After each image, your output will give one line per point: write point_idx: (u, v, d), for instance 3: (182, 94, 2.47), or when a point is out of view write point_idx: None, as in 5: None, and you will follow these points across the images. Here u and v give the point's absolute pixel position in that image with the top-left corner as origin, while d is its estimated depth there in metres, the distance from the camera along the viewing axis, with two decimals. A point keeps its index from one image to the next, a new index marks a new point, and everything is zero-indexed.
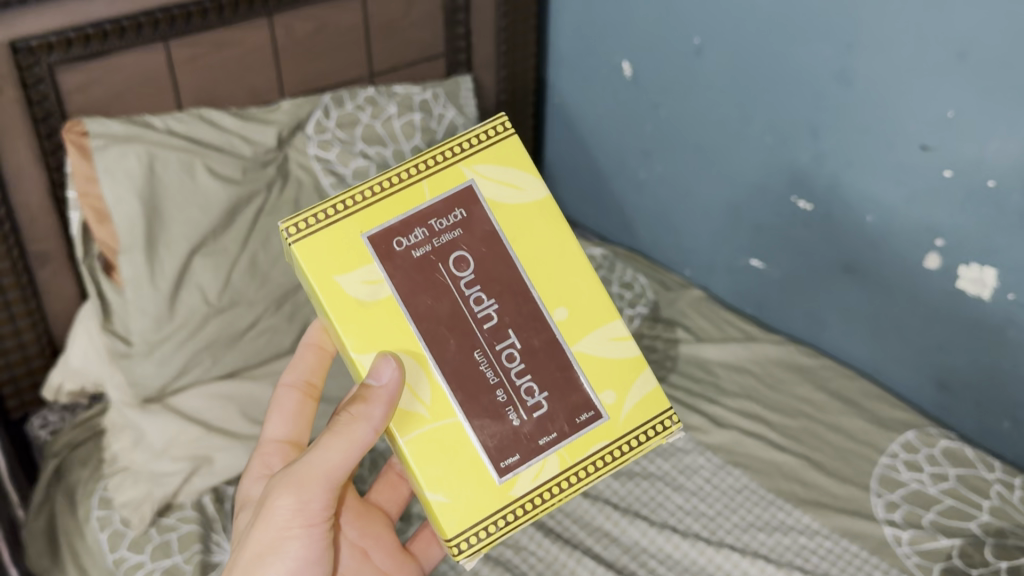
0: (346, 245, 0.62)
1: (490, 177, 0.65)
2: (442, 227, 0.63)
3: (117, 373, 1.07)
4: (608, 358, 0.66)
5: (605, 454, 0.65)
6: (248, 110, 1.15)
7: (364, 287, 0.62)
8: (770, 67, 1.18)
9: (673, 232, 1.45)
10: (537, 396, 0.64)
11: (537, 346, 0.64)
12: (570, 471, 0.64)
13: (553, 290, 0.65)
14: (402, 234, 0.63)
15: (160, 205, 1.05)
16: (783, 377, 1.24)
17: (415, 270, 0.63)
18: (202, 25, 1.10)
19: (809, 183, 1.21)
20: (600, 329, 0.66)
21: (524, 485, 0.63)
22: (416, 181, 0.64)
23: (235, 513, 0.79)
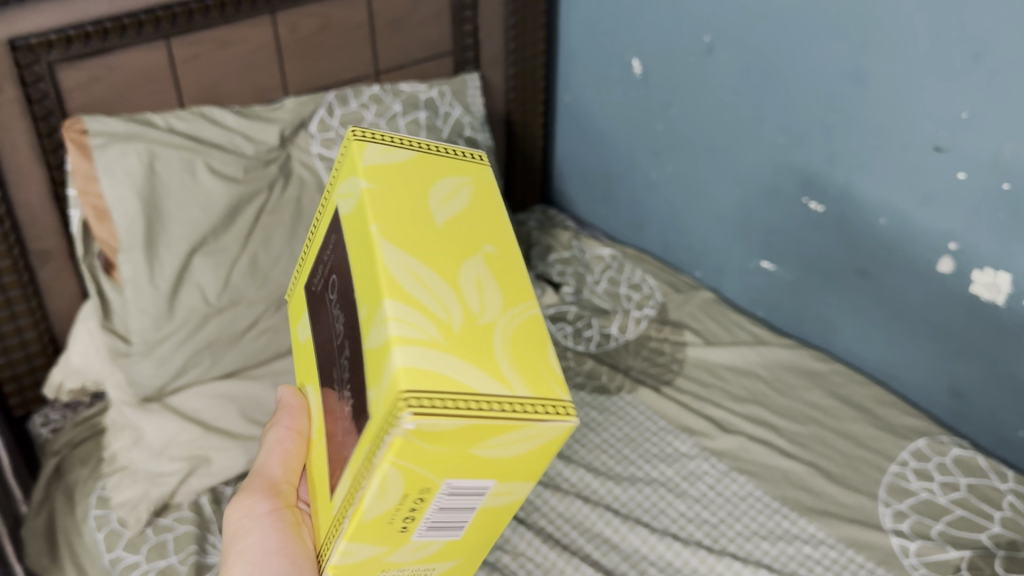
0: (297, 300, 0.68)
1: (343, 195, 0.59)
2: (329, 261, 0.61)
3: (116, 371, 1.08)
4: (377, 346, 0.50)
5: (370, 457, 0.49)
6: (251, 109, 1.15)
7: (301, 330, 0.67)
8: (782, 66, 1.16)
9: (683, 233, 1.42)
10: (353, 402, 0.54)
11: (354, 349, 0.54)
12: (360, 478, 0.51)
13: (360, 283, 0.54)
14: (313, 276, 0.64)
15: (160, 204, 1.04)
16: (792, 382, 1.21)
17: (316, 305, 0.63)
18: (205, 22, 1.09)
19: (820, 184, 1.19)
20: (376, 311, 0.51)
21: (344, 499, 0.53)
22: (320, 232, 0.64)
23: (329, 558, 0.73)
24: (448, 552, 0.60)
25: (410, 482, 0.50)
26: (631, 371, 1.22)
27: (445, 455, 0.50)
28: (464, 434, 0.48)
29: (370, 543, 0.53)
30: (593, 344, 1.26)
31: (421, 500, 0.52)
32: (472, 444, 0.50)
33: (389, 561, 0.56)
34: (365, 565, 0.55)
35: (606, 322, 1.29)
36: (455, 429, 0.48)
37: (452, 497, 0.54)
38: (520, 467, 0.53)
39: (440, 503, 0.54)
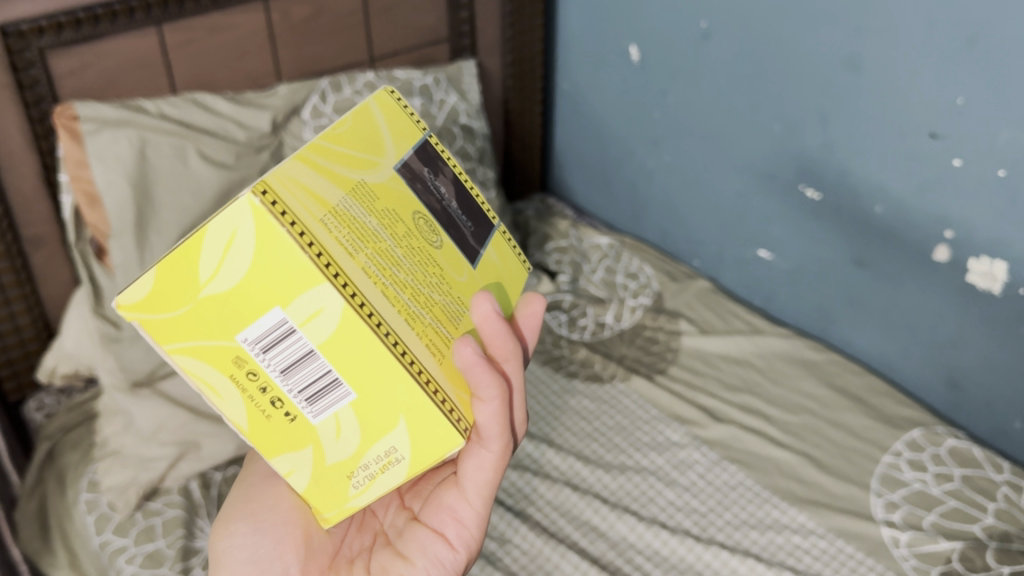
0: None
1: None
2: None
3: (107, 357, 1.07)
4: None
5: None
6: (244, 95, 1.15)
7: None
8: (779, 52, 1.15)
9: (680, 222, 1.41)
10: None
11: None
12: None
13: None
14: None
15: (152, 189, 1.05)
16: (787, 371, 1.20)
17: None
18: (197, 9, 1.10)
19: (817, 172, 1.18)
20: None
21: None
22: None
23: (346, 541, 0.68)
24: (384, 422, 0.53)
25: (218, 358, 0.51)
26: (625, 359, 1.22)
27: (200, 314, 0.50)
28: (175, 283, 0.49)
29: (294, 450, 0.55)
30: (587, 333, 1.26)
31: (258, 376, 0.52)
32: (196, 289, 0.49)
33: (345, 470, 0.56)
34: (322, 477, 0.56)
35: (601, 311, 1.28)
36: (156, 284, 0.49)
37: (276, 356, 0.51)
38: (298, 272, 0.48)
39: (272, 365, 0.51)
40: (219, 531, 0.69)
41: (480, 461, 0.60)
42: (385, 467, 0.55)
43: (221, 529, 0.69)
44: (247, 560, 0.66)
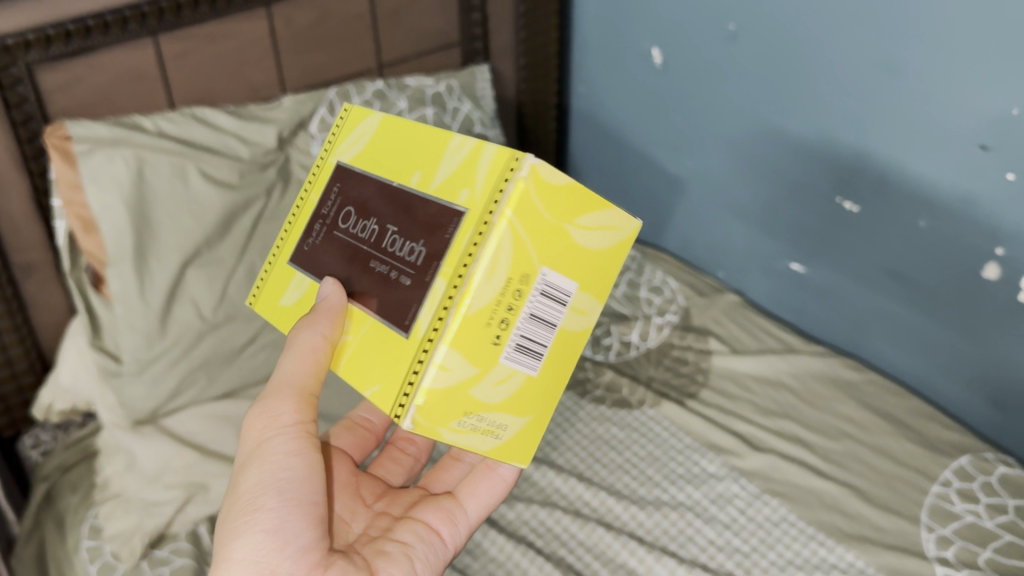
0: (279, 280, 0.73)
1: (345, 146, 0.71)
2: (327, 203, 0.71)
3: (108, 392, 1.01)
4: (452, 169, 0.62)
5: (473, 238, 0.59)
6: (246, 109, 1.08)
7: (291, 293, 0.71)
8: (812, 56, 1.07)
9: (705, 231, 1.33)
10: (416, 248, 0.62)
11: (405, 211, 0.63)
12: (450, 279, 0.59)
13: (404, 165, 0.65)
14: (306, 236, 0.71)
15: (151, 211, 0.98)
16: (823, 393, 1.13)
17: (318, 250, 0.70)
18: (195, 18, 1.02)
19: (855, 182, 1.11)
20: (446, 150, 0.63)
21: (424, 322, 0.60)
22: (308, 196, 0.73)
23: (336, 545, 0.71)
24: (519, 406, 0.65)
25: (512, 262, 0.60)
26: (653, 383, 1.15)
27: (547, 228, 0.61)
28: (566, 201, 0.61)
29: (462, 361, 0.60)
30: (612, 353, 1.19)
31: (518, 299, 0.61)
32: (569, 219, 0.62)
33: (466, 406, 0.62)
34: (452, 397, 0.61)
35: (626, 329, 1.22)
36: (561, 187, 0.61)
37: (541, 304, 0.62)
38: (599, 286, 0.66)
39: (533, 308, 0.62)
40: (236, 497, 0.65)
41: (491, 485, 0.79)
42: (484, 433, 0.64)
43: (235, 493, 0.65)
44: (268, 530, 0.63)
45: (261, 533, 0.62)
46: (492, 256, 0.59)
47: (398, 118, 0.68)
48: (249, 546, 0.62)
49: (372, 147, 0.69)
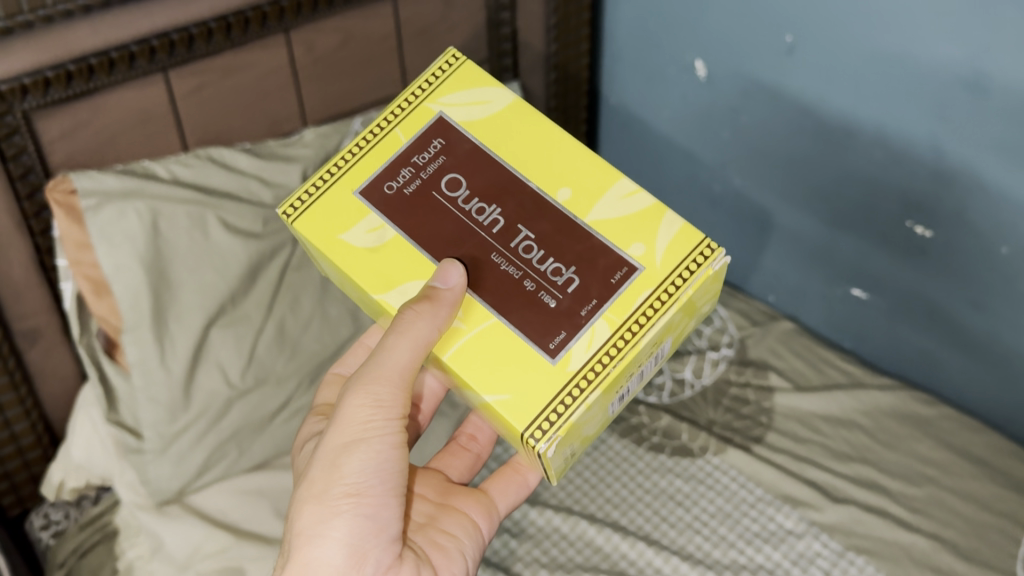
0: (342, 206, 0.70)
1: (455, 105, 0.72)
2: (426, 159, 0.70)
3: (127, 469, 0.92)
4: (623, 215, 0.68)
5: (653, 301, 0.65)
6: (263, 146, 0.98)
7: (368, 235, 0.68)
8: (882, 72, 0.98)
9: (754, 254, 1.26)
10: (566, 273, 0.66)
11: (548, 229, 0.67)
12: (622, 330, 0.65)
13: (551, 177, 0.69)
14: (390, 179, 0.70)
15: (168, 270, 0.88)
16: (898, 432, 1.05)
17: (409, 204, 0.69)
18: (208, 49, 0.91)
19: (927, 206, 1.02)
20: (610, 191, 0.69)
21: (580, 358, 0.64)
22: (390, 134, 0.71)
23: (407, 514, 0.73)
24: (590, 438, 0.70)
25: (666, 333, 0.67)
26: (714, 426, 1.07)
27: (688, 313, 0.69)
28: (707, 296, 0.70)
29: (598, 404, 0.64)
30: (666, 394, 1.11)
31: (646, 357, 0.68)
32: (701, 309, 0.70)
33: (577, 436, 0.65)
34: (575, 430, 0.64)
35: (678, 366, 1.13)
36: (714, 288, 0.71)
37: (651, 363, 0.69)
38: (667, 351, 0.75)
39: (647, 367, 0.69)
40: (335, 479, 0.66)
41: (517, 482, 0.81)
42: (567, 459, 0.67)
43: (333, 474, 0.66)
44: (367, 519, 0.66)
45: (361, 523, 0.65)
46: (664, 325, 0.65)
47: (537, 115, 0.72)
48: (345, 534, 0.65)
49: (494, 130, 0.71)
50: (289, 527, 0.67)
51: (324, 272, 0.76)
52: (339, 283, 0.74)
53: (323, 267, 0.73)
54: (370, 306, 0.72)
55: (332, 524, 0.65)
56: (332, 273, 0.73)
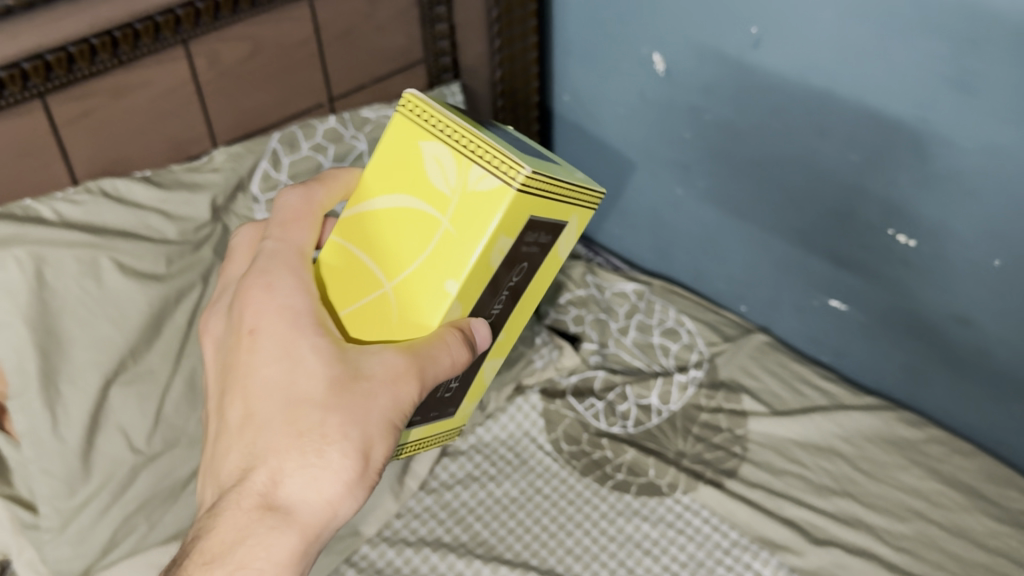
0: (522, 218, 0.52)
1: (578, 230, 0.60)
2: (541, 241, 0.56)
3: (25, 548, 0.81)
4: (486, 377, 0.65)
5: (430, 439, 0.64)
6: (166, 173, 0.87)
7: (497, 255, 0.53)
8: (860, 66, 0.88)
9: (722, 264, 1.16)
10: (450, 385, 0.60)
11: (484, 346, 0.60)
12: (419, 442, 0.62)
13: (520, 314, 0.62)
14: (535, 232, 0.54)
15: (57, 324, 0.77)
16: (882, 460, 0.97)
17: (508, 263, 0.55)
18: (92, 71, 0.79)
19: (910, 214, 0.93)
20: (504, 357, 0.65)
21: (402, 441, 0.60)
22: (565, 204, 0.55)
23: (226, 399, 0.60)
24: None
25: None
26: (683, 459, 0.98)
27: None
28: None
29: None
30: (630, 424, 1.02)
31: None
32: None
33: None
34: None
35: (643, 391, 1.04)
36: None
37: None
38: None
39: None
40: (383, 452, 0.53)
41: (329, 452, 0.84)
42: None
43: (380, 444, 0.53)
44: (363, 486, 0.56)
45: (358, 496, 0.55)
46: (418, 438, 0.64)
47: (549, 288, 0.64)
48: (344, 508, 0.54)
49: (545, 274, 0.60)
50: (319, 464, 0.52)
51: (428, 128, 0.54)
52: (413, 165, 0.54)
53: (445, 157, 0.52)
54: (401, 227, 0.54)
55: (346, 500, 0.53)
56: (437, 185, 0.53)
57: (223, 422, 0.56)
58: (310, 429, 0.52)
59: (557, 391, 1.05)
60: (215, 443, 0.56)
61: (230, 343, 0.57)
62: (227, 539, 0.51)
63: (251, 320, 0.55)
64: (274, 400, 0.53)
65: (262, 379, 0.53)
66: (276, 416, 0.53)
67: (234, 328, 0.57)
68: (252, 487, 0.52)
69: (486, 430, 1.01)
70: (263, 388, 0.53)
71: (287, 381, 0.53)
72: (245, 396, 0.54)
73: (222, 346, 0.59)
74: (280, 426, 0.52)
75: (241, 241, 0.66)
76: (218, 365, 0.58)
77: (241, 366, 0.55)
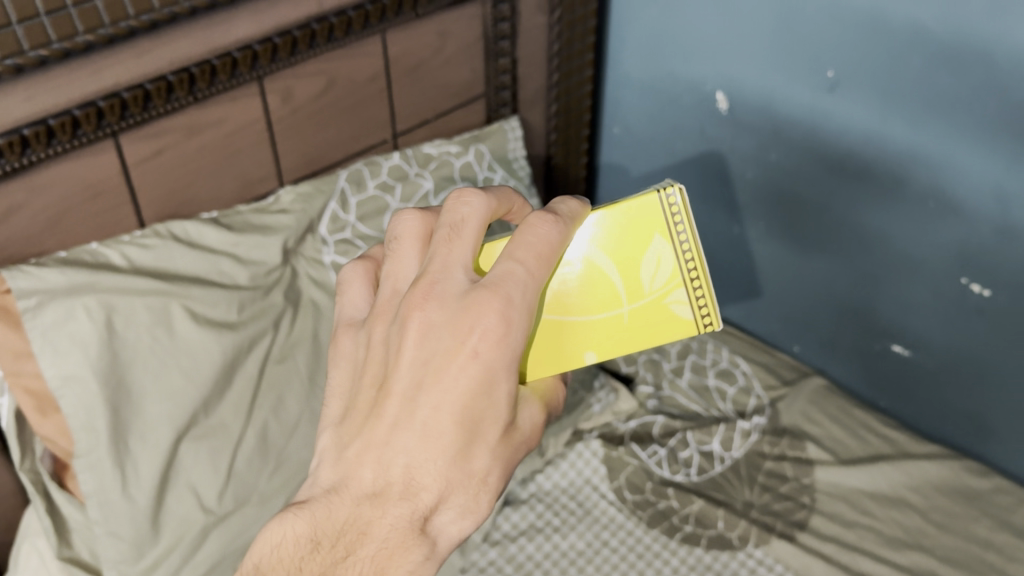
0: None
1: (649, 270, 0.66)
2: None
3: None
4: None
5: None
6: (236, 214, 0.83)
7: None
8: (943, 117, 0.87)
9: (777, 304, 1.15)
10: None
11: None
12: None
13: None
14: None
15: (129, 378, 0.73)
16: (952, 511, 0.95)
17: None
18: (167, 108, 0.75)
19: (987, 264, 0.91)
20: None
21: None
22: None
23: (371, 350, 0.51)
24: None
25: None
26: (752, 510, 0.95)
27: None
28: None
29: None
30: (694, 471, 0.99)
31: None
32: None
33: None
34: None
35: (705, 437, 1.02)
36: None
37: None
38: None
39: None
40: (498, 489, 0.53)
41: None
42: None
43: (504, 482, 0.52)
44: None
45: None
46: None
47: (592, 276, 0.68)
48: None
49: None
50: (473, 506, 0.50)
51: (671, 227, 0.56)
52: (632, 242, 0.57)
53: (665, 262, 0.57)
54: (585, 280, 0.56)
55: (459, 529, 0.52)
56: (639, 277, 0.57)
57: (399, 416, 0.48)
58: (481, 473, 0.49)
59: (616, 436, 1.02)
60: (390, 435, 0.48)
61: (441, 342, 0.48)
62: (378, 557, 0.48)
63: (474, 337, 0.47)
64: (464, 432, 0.48)
65: (464, 409, 0.48)
66: (456, 447, 0.48)
67: (451, 324, 0.48)
68: (418, 510, 0.48)
69: (546, 477, 0.97)
70: (461, 418, 0.48)
71: (478, 417, 0.48)
72: (440, 409, 0.48)
73: (431, 336, 0.48)
74: (457, 460, 0.48)
75: (473, 213, 0.51)
76: (414, 354, 0.48)
77: (446, 376, 0.48)
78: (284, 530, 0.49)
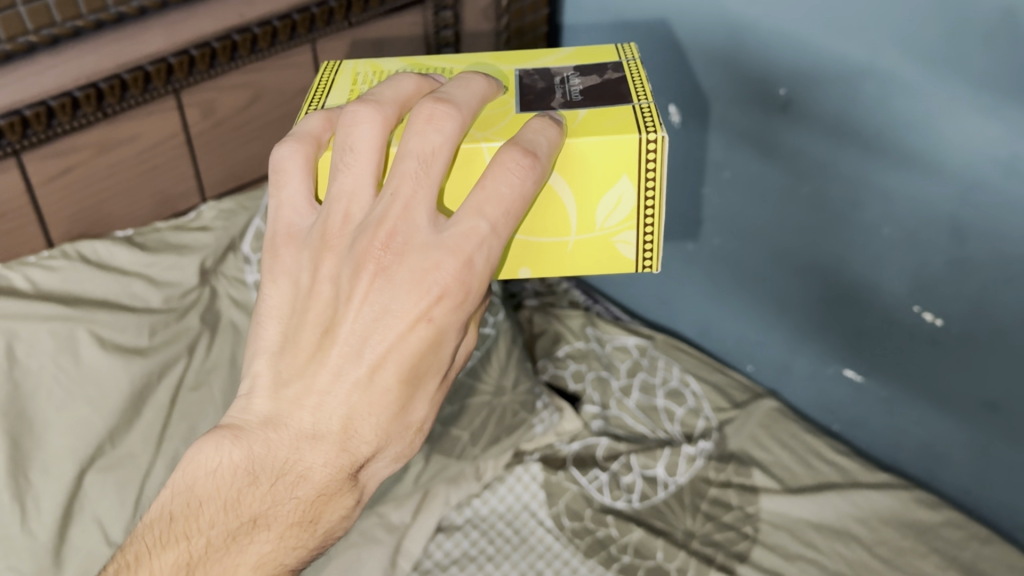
0: None
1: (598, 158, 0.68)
2: None
3: None
4: None
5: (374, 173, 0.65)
6: (154, 234, 0.80)
7: None
8: (896, 143, 0.83)
9: (731, 321, 1.12)
10: None
11: None
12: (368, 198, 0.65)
13: None
14: None
15: (29, 408, 0.69)
16: (900, 545, 0.92)
17: None
18: (74, 125, 0.72)
19: (939, 293, 0.88)
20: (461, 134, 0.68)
21: None
22: None
23: (319, 279, 0.51)
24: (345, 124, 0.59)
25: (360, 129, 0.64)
26: (693, 540, 0.93)
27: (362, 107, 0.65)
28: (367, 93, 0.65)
29: None
30: (635, 497, 0.96)
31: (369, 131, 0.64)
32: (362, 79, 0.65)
33: None
34: None
35: (649, 461, 0.99)
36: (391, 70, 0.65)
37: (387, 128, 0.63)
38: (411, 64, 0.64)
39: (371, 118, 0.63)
40: None
41: None
42: None
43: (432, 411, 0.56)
44: None
45: None
46: None
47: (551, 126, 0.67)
48: None
49: None
50: (403, 449, 0.54)
51: (641, 178, 0.56)
52: (602, 186, 0.57)
53: (625, 204, 0.58)
54: (546, 211, 0.57)
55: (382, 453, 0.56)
56: (597, 218, 0.58)
57: (345, 365, 0.50)
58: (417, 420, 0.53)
59: (557, 458, 1.00)
60: (336, 381, 0.50)
61: (398, 300, 0.49)
62: (316, 500, 0.52)
63: (429, 299, 0.49)
64: (406, 387, 0.51)
65: (411, 367, 0.50)
66: (397, 404, 0.51)
67: (410, 281, 0.49)
68: (355, 458, 0.51)
69: (482, 502, 0.95)
70: (405, 375, 0.50)
71: (421, 371, 0.51)
72: (387, 362, 0.50)
73: (387, 289, 0.49)
74: (397, 416, 0.51)
75: (444, 145, 0.50)
76: (365, 305, 0.49)
77: (398, 334, 0.49)
78: (223, 457, 0.52)
